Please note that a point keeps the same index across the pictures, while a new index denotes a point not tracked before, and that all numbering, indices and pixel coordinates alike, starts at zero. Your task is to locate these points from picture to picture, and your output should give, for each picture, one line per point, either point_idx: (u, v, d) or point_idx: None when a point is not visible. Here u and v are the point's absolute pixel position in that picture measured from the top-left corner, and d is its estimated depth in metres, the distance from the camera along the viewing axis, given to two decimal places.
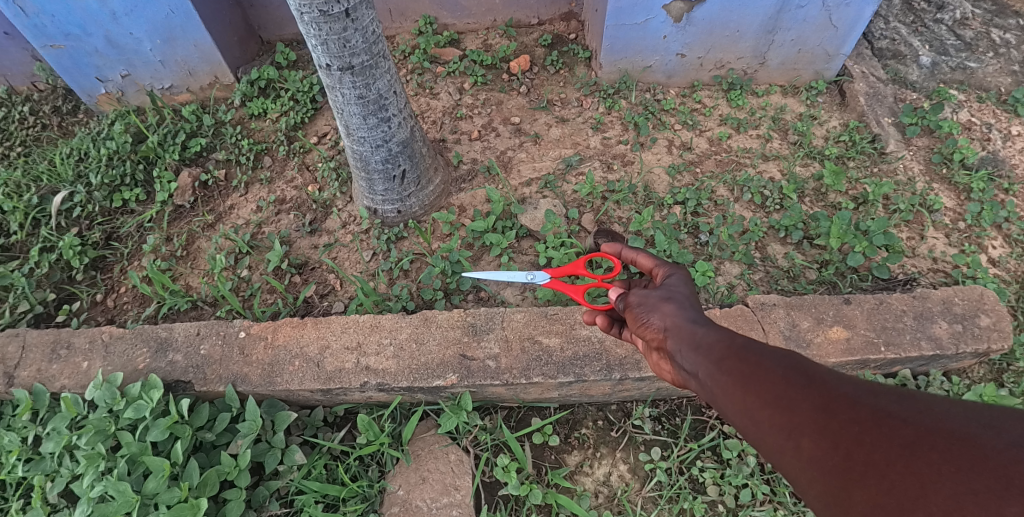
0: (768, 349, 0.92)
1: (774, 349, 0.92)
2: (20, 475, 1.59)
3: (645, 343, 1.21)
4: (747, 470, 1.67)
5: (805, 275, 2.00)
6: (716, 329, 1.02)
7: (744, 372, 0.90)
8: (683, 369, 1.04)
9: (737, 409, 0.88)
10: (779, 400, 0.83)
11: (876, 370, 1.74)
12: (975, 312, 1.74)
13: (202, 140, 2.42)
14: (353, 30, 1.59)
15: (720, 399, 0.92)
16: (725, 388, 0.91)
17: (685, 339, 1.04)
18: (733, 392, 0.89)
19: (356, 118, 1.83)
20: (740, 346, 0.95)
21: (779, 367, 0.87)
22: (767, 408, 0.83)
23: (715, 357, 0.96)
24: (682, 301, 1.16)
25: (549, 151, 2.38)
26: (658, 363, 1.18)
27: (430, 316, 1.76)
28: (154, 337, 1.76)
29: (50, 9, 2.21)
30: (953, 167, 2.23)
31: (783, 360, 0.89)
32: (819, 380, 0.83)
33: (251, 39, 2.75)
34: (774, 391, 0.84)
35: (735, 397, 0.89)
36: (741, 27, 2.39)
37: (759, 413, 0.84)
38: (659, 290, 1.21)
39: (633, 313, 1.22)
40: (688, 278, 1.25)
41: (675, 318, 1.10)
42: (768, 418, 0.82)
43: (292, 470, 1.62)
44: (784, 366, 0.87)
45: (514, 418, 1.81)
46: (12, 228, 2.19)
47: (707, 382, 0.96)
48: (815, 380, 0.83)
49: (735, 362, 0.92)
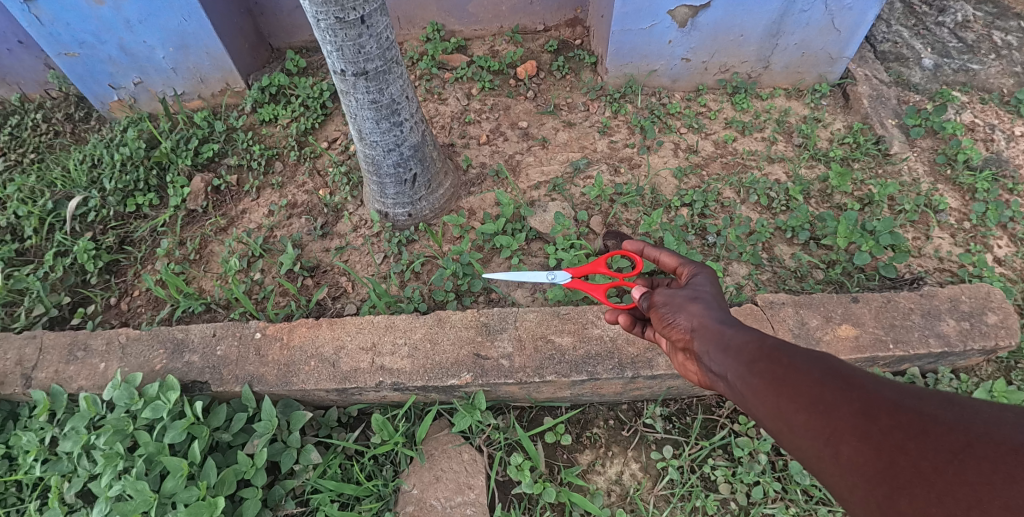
0: (800, 351, 0.94)
1: (807, 351, 0.94)
2: (38, 475, 1.61)
3: (670, 343, 1.23)
4: (758, 467, 1.69)
5: (813, 274, 2.02)
6: (745, 330, 1.04)
7: (777, 375, 0.91)
8: (711, 370, 1.06)
9: (770, 412, 0.90)
10: (816, 404, 0.85)
11: (885, 367, 1.76)
12: (982, 309, 1.76)
13: (214, 146, 2.46)
14: (367, 36, 1.62)
15: (752, 402, 0.94)
16: (756, 391, 0.93)
17: (713, 340, 1.06)
18: (764, 395, 0.91)
19: (370, 123, 1.86)
20: (771, 347, 0.97)
21: (813, 370, 0.89)
22: (803, 413, 0.85)
23: (746, 358, 0.98)
24: (708, 301, 1.17)
25: (557, 155, 2.41)
26: (684, 363, 1.21)
27: (444, 316, 1.78)
28: (171, 338, 1.78)
29: (65, 18, 2.25)
30: (957, 167, 2.26)
31: (816, 363, 0.90)
32: (856, 382, 0.85)
33: (262, 47, 2.79)
34: (810, 394, 0.86)
35: (767, 400, 0.91)
36: (745, 31, 2.42)
37: (794, 417, 0.86)
38: (685, 290, 1.23)
39: (659, 312, 1.24)
40: (714, 277, 1.27)
41: (702, 318, 1.13)
42: (804, 422, 0.84)
43: (307, 470, 1.63)
44: (818, 369, 0.89)
45: (527, 418, 1.84)
46: (28, 233, 2.22)
47: (736, 383, 0.98)
48: (852, 383, 0.85)
49: (767, 364, 0.94)
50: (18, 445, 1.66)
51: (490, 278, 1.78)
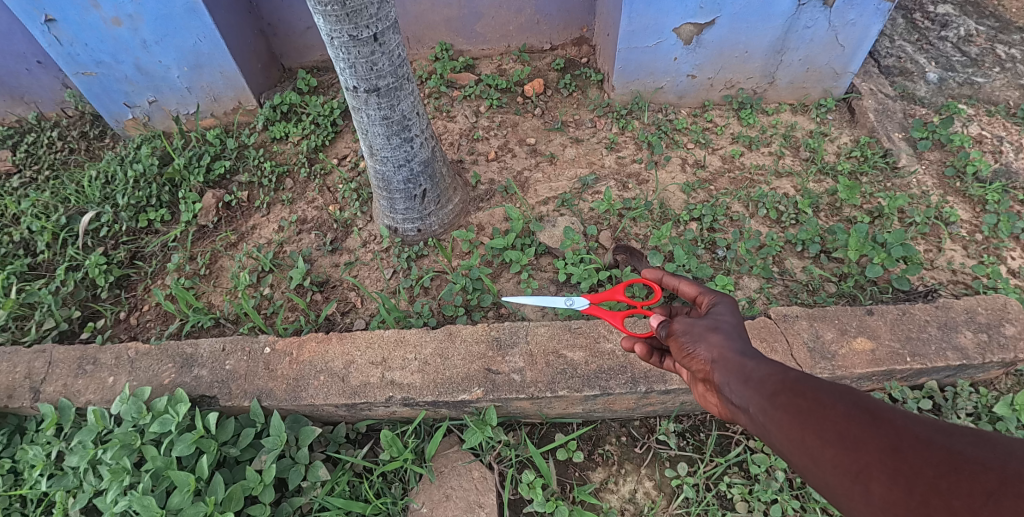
0: (824, 384, 0.93)
1: (833, 385, 0.92)
2: (42, 490, 1.58)
3: (689, 373, 1.22)
4: (776, 484, 1.64)
5: (825, 288, 2.00)
6: (767, 363, 1.03)
7: (802, 408, 0.90)
8: (732, 402, 1.05)
9: (796, 448, 0.88)
10: (844, 439, 0.83)
11: (903, 381, 1.74)
12: (999, 321, 1.73)
13: (225, 163, 2.49)
14: (380, 54, 1.65)
15: (775, 437, 0.93)
16: (780, 425, 0.92)
17: (734, 371, 1.05)
18: (788, 429, 0.90)
19: (381, 139, 1.87)
20: (794, 380, 0.96)
21: (839, 403, 0.88)
22: (829, 448, 0.83)
23: (767, 390, 0.97)
24: (729, 332, 1.16)
25: (565, 171, 2.42)
26: (704, 394, 1.19)
27: (455, 330, 1.77)
28: (180, 353, 1.78)
29: (84, 38, 2.31)
30: (967, 180, 2.26)
31: (842, 397, 0.89)
32: (883, 417, 0.83)
33: (273, 66, 2.84)
34: (836, 429, 0.84)
35: (791, 434, 0.89)
36: (750, 48, 2.45)
37: (820, 452, 0.84)
38: (705, 319, 1.22)
39: (678, 341, 1.22)
40: (735, 306, 1.26)
41: (722, 349, 1.11)
42: (832, 458, 0.82)
43: (315, 487, 1.60)
44: (844, 403, 0.88)
45: (538, 434, 1.81)
46: (40, 247, 2.24)
47: (759, 416, 0.97)
48: (880, 418, 0.83)
49: (790, 397, 0.93)
50: (24, 459, 1.64)
51: (506, 299, 1.75)
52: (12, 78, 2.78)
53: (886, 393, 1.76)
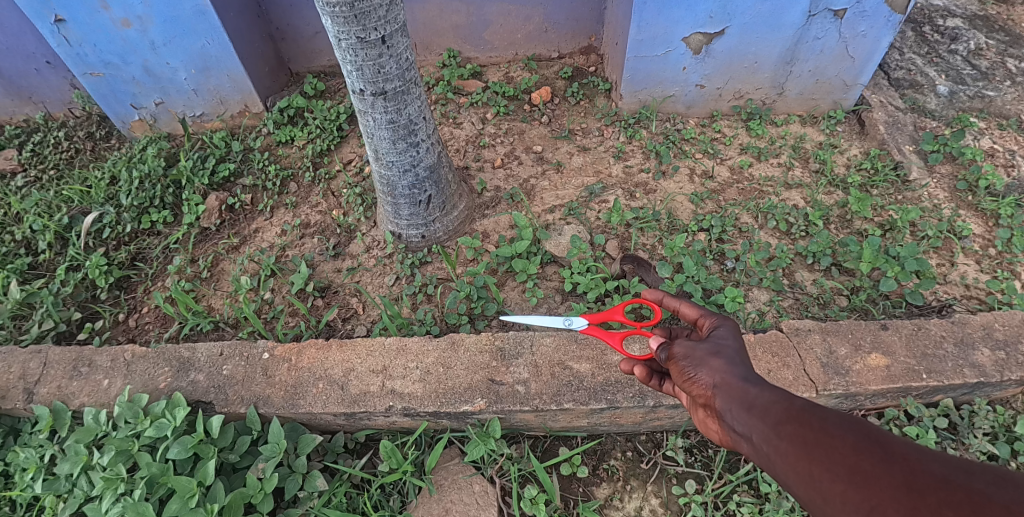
0: (833, 414, 0.89)
1: (842, 416, 0.88)
2: (32, 495, 1.54)
3: (690, 398, 1.18)
4: (787, 504, 1.57)
5: (837, 301, 1.96)
6: (770, 389, 0.99)
7: (808, 439, 0.86)
8: (734, 430, 1.01)
9: (803, 481, 0.84)
10: (853, 474, 0.78)
11: (919, 398, 1.69)
12: (1017, 338, 1.69)
13: (230, 166, 2.47)
14: (388, 57, 1.63)
15: (783, 470, 0.88)
16: (786, 456, 0.88)
17: (736, 397, 1.02)
18: (795, 460, 0.86)
19: (387, 143, 1.85)
20: (800, 409, 0.92)
21: (848, 435, 0.83)
22: (839, 483, 0.79)
23: (772, 419, 0.93)
24: (731, 357, 1.12)
25: (571, 180, 2.39)
26: (704, 420, 1.15)
27: (458, 340, 1.74)
28: (177, 357, 1.74)
29: (93, 38, 2.30)
30: (979, 193, 2.23)
31: (852, 430, 0.84)
32: (898, 453, 0.78)
33: (281, 71, 2.83)
34: (845, 463, 0.80)
35: (799, 467, 0.85)
36: (760, 58, 2.43)
37: (829, 487, 0.80)
38: (706, 343, 1.17)
39: (678, 365, 1.18)
40: (737, 330, 1.22)
41: (724, 374, 1.07)
42: (841, 493, 0.78)
43: (312, 497, 1.54)
44: (853, 435, 0.83)
45: (541, 448, 1.76)
46: (41, 247, 2.22)
47: (763, 446, 0.93)
48: (894, 454, 0.78)
49: (796, 427, 0.89)
50: (16, 462, 1.60)
51: (508, 314, 1.71)
52: (21, 78, 2.78)
53: (901, 410, 1.71)
